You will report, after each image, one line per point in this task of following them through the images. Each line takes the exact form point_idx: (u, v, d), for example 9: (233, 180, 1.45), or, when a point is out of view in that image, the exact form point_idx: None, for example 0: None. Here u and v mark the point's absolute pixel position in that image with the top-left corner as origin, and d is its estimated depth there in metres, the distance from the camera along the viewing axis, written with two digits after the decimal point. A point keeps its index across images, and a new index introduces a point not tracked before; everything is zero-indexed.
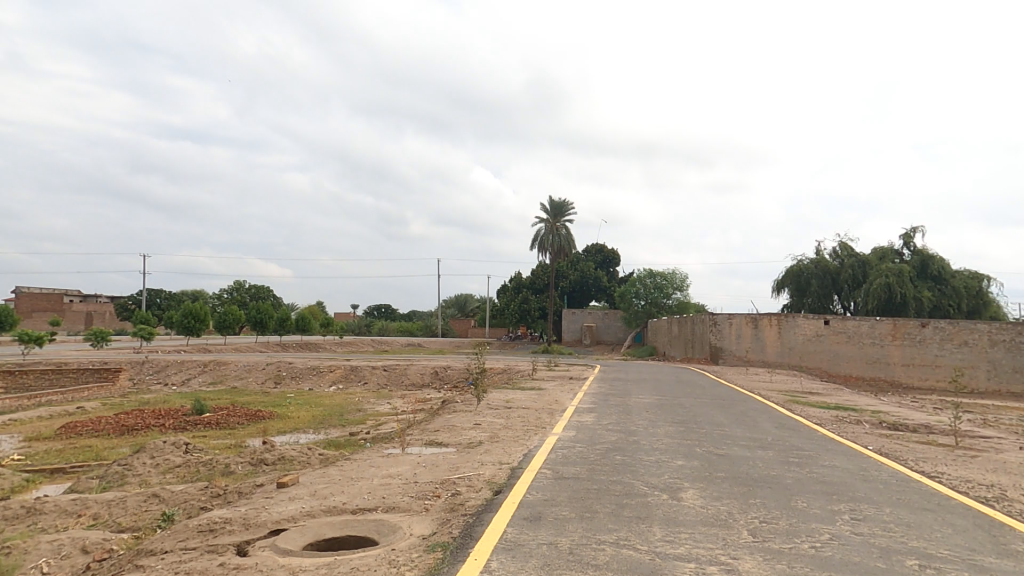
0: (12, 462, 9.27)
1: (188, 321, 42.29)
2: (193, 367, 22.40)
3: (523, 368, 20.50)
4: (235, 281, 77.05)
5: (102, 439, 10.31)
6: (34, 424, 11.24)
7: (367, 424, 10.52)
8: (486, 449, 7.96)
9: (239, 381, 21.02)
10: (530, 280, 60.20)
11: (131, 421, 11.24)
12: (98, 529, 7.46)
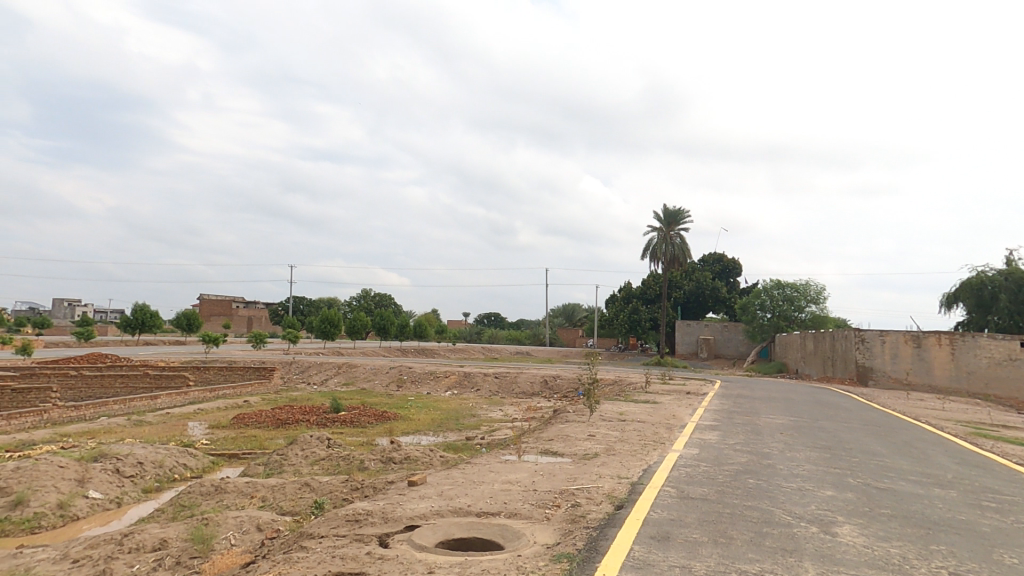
0: (203, 445, 11.26)
1: (325, 326, 47.68)
2: (329, 368, 25.28)
3: (636, 380, 20.03)
4: (363, 289, 85.70)
5: (264, 430, 12.04)
6: (214, 413, 13.50)
7: (481, 429, 11.04)
8: (603, 462, 7.97)
9: (367, 382, 23.23)
10: (641, 290, 58.31)
11: (285, 416, 12.95)
12: (267, 509, 8.77)
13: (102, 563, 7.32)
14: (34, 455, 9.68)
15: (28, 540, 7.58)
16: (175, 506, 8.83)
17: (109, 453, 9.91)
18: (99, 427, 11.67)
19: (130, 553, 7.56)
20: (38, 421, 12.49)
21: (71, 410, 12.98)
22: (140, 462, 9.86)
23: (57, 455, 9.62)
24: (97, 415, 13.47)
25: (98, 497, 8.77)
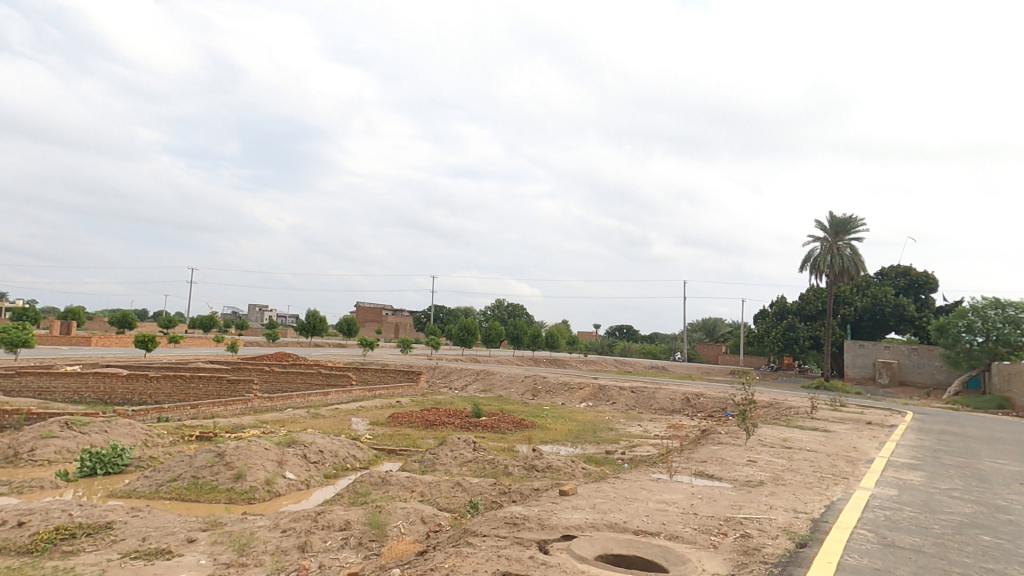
0: (368, 440, 12.93)
1: (463, 333, 50.78)
2: (468, 374, 26.83)
3: (794, 404, 18.29)
4: (498, 299, 90.38)
5: (416, 430, 13.14)
6: (374, 411, 15.10)
7: (621, 444, 10.94)
8: (772, 492, 7.43)
9: (501, 389, 24.38)
10: (799, 305, 53.62)
11: (432, 417, 14.04)
12: (428, 504, 9.62)
13: (304, 536, 8.77)
14: (247, 437, 12.24)
15: (248, 507, 9.80)
16: (352, 493, 10.41)
17: (297, 440, 12.12)
18: (290, 416, 14.00)
19: (324, 530, 8.92)
20: (244, 408, 15.13)
21: (267, 400, 15.48)
22: (321, 451, 12.01)
23: (262, 437, 12.11)
24: (285, 407, 15.89)
25: (293, 477, 10.98)
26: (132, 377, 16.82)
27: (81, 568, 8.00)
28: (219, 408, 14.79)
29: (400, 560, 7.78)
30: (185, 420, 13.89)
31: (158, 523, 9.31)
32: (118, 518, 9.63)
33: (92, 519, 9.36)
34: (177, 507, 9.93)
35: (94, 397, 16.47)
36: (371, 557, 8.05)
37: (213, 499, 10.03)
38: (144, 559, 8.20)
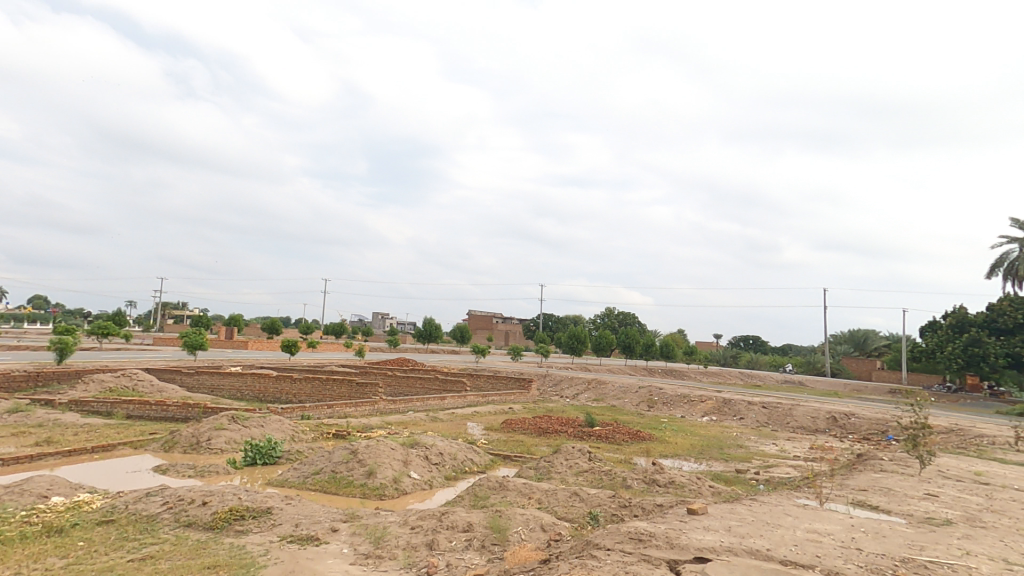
0: (484, 444, 13.36)
1: (573, 342, 50.58)
2: (579, 384, 26.60)
3: (981, 432, 15.31)
4: (608, 307, 89.13)
5: (529, 437, 13.22)
6: (488, 416, 15.59)
7: (753, 464, 10.04)
8: (966, 534, 6.23)
9: (613, 400, 23.77)
10: (982, 317, 45.06)
11: (545, 425, 14.05)
12: (546, 511, 9.57)
13: (431, 534, 9.17)
14: (377, 436, 13.71)
15: (380, 504, 11.02)
16: (473, 495, 10.78)
17: (419, 442, 13.30)
18: (411, 418, 15.08)
19: (449, 530, 9.23)
20: (371, 409, 16.45)
21: (390, 403, 16.67)
22: (442, 452, 12.99)
23: (389, 438, 13.52)
24: (407, 409, 16.97)
25: (417, 477, 12.08)
26: (280, 378, 19.05)
27: (251, 545, 10.34)
28: (350, 409, 16.26)
29: (524, 566, 7.77)
30: (323, 419, 15.49)
31: (305, 512, 11.30)
32: (275, 504, 11.91)
33: (257, 504, 11.82)
34: (320, 498, 11.75)
35: (252, 394, 18.98)
36: (494, 560, 8.15)
37: (350, 493, 11.58)
38: (298, 543, 9.61)
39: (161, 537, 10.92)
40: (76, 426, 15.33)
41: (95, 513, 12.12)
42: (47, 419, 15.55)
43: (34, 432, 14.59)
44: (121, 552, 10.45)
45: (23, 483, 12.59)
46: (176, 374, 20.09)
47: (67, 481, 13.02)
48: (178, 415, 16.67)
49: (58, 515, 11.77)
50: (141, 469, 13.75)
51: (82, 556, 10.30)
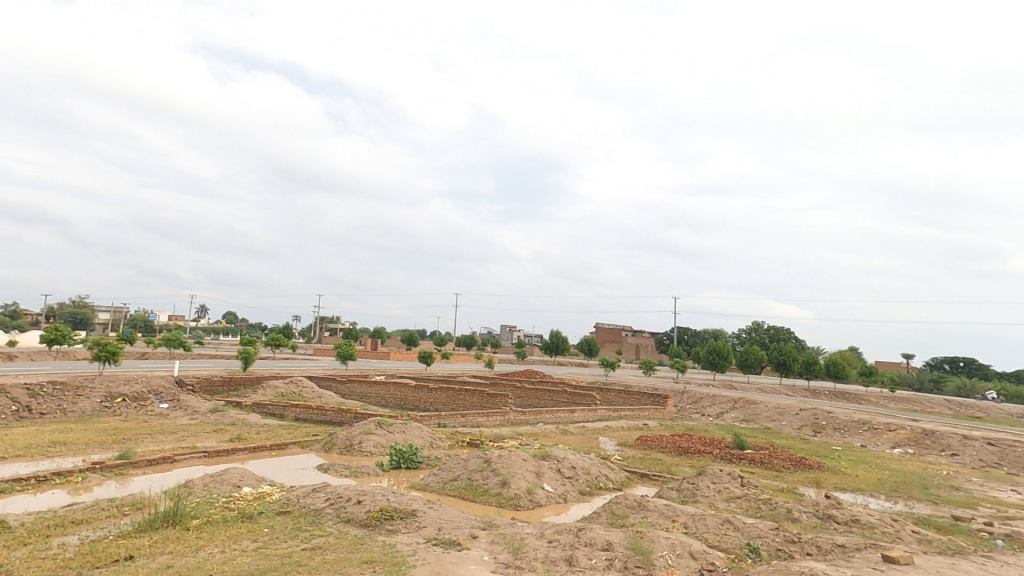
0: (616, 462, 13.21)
1: (713, 357, 48.06)
2: (723, 402, 26.27)
3: None
4: (756, 321, 82.92)
5: (668, 456, 12.90)
6: (621, 432, 15.66)
7: (978, 513, 9.05)
8: None
9: (772, 422, 22.81)
10: None
11: (686, 444, 13.68)
12: (695, 537, 8.95)
13: (569, 549, 9.07)
14: (508, 446, 14.07)
15: (516, 514, 11.24)
16: (610, 513, 10.53)
17: (550, 453, 13.43)
18: (541, 430, 15.36)
19: (587, 547, 9.09)
20: (503, 420, 17.05)
21: (520, 413, 17.15)
22: (574, 466, 12.93)
23: (521, 448, 13.76)
24: (537, 421, 17.30)
25: (551, 490, 12.13)
26: (418, 388, 20.49)
27: (400, 545, 11.22)
28: (483, 418, 16.97)
29: None
30: (459, 428, 16.37)
31: (446, 516, 11.94)
32: (420, 507, 12.81)
33: (403, 505, 12.82)
34: (459, 504, 12.31)
35: (394, 402, 20.61)
36: None
37: (487, 501, 12.01)
38: (442, 546, 10.15)
39: (326, 530, 12.29)
40: (258, 425, 18.08)
41: (275, 504, 14.15)
42: (237, 418, 18.65)
43: (228, 429, 17.57)
44: (297, 540, 11.97)
45: (223, 474, 15.34)
46: (332, 381, 22.70)
47: (253, 474, 15.48)
48: (335, 418, 18.76)
49: (248, 504, 14.06)
50: (308, 467, 15.68)
51: (267, 542, 12.01)
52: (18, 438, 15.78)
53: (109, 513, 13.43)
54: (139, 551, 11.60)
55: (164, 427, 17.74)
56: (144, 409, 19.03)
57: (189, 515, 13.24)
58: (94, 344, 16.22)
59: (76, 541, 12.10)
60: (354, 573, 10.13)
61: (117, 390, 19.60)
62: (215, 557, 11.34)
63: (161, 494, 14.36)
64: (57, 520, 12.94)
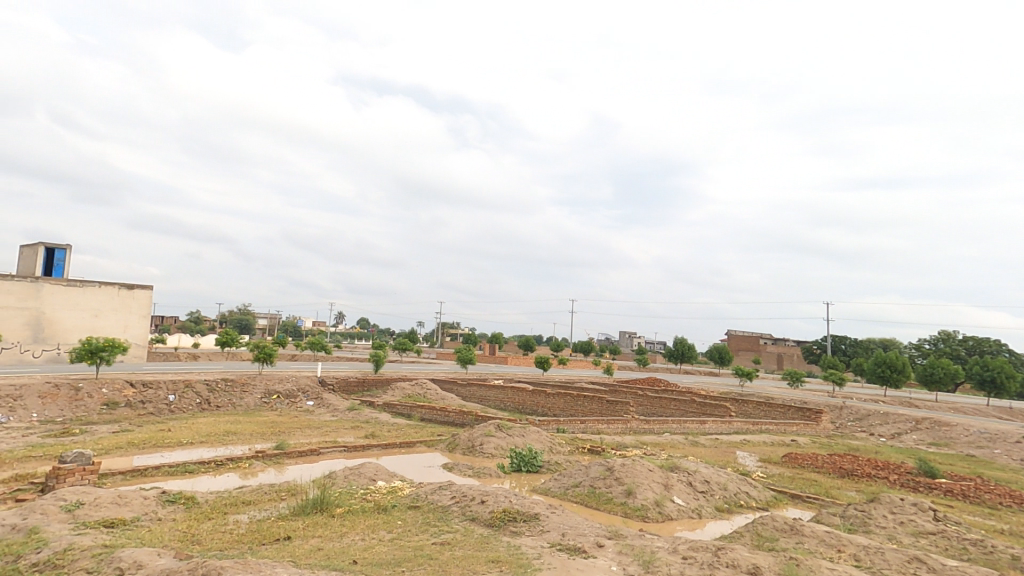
0: (761, 478, 12.79)
1: (880, 369, 43.13)
2: (903, 422, 24.29)
3: None
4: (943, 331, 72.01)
5: (826, 476, 12.65)
6: (763, 447, 15.63)
7: None
8: None
9: (981, 450, 19.81)
10: None
11: (850, 465, 13.34)
12: (869, 572, 7.94)
13: (708, 569, 8.52)
14: (631, 455, 13.74)
15: (643, 526, 10.91)
16: (755, 534, 9.76)
17: (679, 465, 12.91)
18: (667, 442, 15.19)
19: (729, 568, 8.47)
20: (624, 427, 16.95)
21: (643, 422, 16.98)
22: (706, 481, 12.30)
23: (646, 458, 13.38)
24: (663, 431, 17.02)
25: (682, 504, 11.58)
26: (535, 393, 20.81)
27: (524, 547, 11.36)
28: (603, 425, 16.99)
29: None
30: (578, 434, 16.42)
31: (570, 522, 11.92)
32: (542, 511, 12.89)
33: (526, 508, 13.02)
34: (583, 511, 12.22)
35: (512, 406, 21.10)
36: None
37: (611, 510, 11.78)
38: (568, 552, 10.17)
39: (454, 526, 12.87)
40: (389, 424, 19.55)
41: (406, 498, 15.12)
42: (371, 417, 20.35)
43: (364, 427, 19.24)
44: (427, 534, 12.67)
45: (360, 467, 16.78)
46: (453, 385, 24.04)
47: (386, 469, 16.72)
48: (457, 420, 19.70)
49: (383, 496, 15.20)
50: (434, 465, 16.59)
51: (400, 534, 12.86)
52: (201, 426, 18.74)
53: (271, 496, 15.29)
54: (295, 533, 13.06)
55: (311, 422, 19.91)
56: (295, 405, 21.55)
57: (333, 503, 14.64)
58: (256, 347, 18.60)
59: (246, 519, 13.94)
60: (482, 570, 10.45)
61: (273, 387, 22.46)
62: (357, 544, 12.40)
63: (310, 482, 16.04)
64: (231, 499, 15.06)
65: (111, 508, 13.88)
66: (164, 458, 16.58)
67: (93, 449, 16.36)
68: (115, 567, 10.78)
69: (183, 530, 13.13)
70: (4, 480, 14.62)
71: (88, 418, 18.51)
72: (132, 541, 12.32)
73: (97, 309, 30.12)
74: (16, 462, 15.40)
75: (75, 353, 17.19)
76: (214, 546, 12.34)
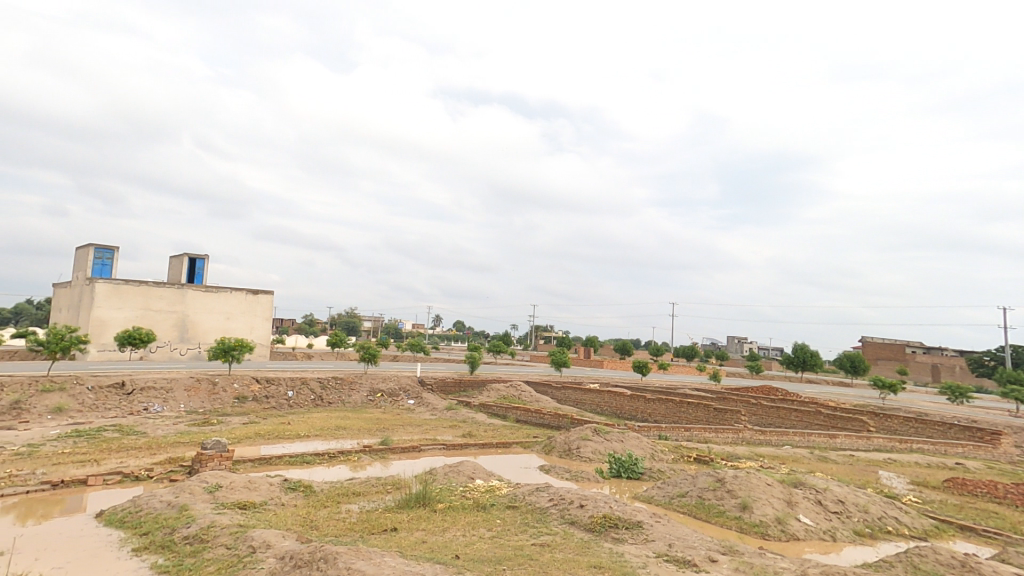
0: (914, 502, 11.97)
1: None
2: None
3: None
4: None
5: (1003, 509, 11.57)
6: (916, 469, 14.58)
7: None
8: None
9: None
10: None
11: None
12: None
13: None
14: (745, 467, 13.06)
15: (764, 544, 10.25)
16: (910, 565, 8.82)
17: (803, 482, 12.11)
18: (786, 455, 14.95)
19: None
20: (734, 437, 16.83)
21: (757, 433, 16.72)
22: (838, 500, 11.42)
23: (761, 471, 12.68)
24: (782, 443, 16.67)
25: (810, 523, 10.79)
26: (634, 398, 20.48)
27: (627, 554, 11.02)
28: (710, 434, 16.80)
29: None
30: (681, 442, 16.18)
31: (677, 533, 11.44)
32: (645, 519, 12.49)
33: (627, 515, 12.70)
34: (691, 522, 11.71)
35: (610, 410, 20.97)
36: None
37: (725, 524, 11.16)
38: (677, 565, 9.91)
39: (553, 529, 12.87)
40: (485, 424, 20.13)
41: (504, 498, 15.37)
42: (468, 417, 21.13)
43: (461, 426, 19.95)
44: (526, 534, 12.77)
45: (459, 465, 17.34)
46: (548, 387, 24.52)
47: (483, 468, 17.14)
48: (552, 422, 19.86)
49: (482, 495, 15.56)
50: (531, 466, 16.77)
51: (499, 532, 13.08)
52: (315, 420, 20.41)
53: (378, 489, 16.21)
54: (401, 525, 13.73)
55: (412, 420, 21.01)
56: (397, 403, 22.87)
57: (435, 499, 15.23)
58: (361, 347, 19.94)
59: (357, 509, 14.86)
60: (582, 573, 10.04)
61: (377, 386, 23.96)
62: (459, 539, 12.79)
63: (413, 478, 16.81)
64: (344, 489, 16.16)
65: (243, 492, 15.45)
66: (285, 449, 18.18)
67: (228, 437, 18.38)
68: (248, 545, 11.96)
69: (303, 516, 14.27)
70: (160, 461, 16.85)
71: (224, 410, 20.94)
72: (261, 522, 13.60)
73: (230, 312, 33.80)
74: (169, 447, 17.70)
75: (212, 350, 19.41)
76: (330, 532, 13.27)
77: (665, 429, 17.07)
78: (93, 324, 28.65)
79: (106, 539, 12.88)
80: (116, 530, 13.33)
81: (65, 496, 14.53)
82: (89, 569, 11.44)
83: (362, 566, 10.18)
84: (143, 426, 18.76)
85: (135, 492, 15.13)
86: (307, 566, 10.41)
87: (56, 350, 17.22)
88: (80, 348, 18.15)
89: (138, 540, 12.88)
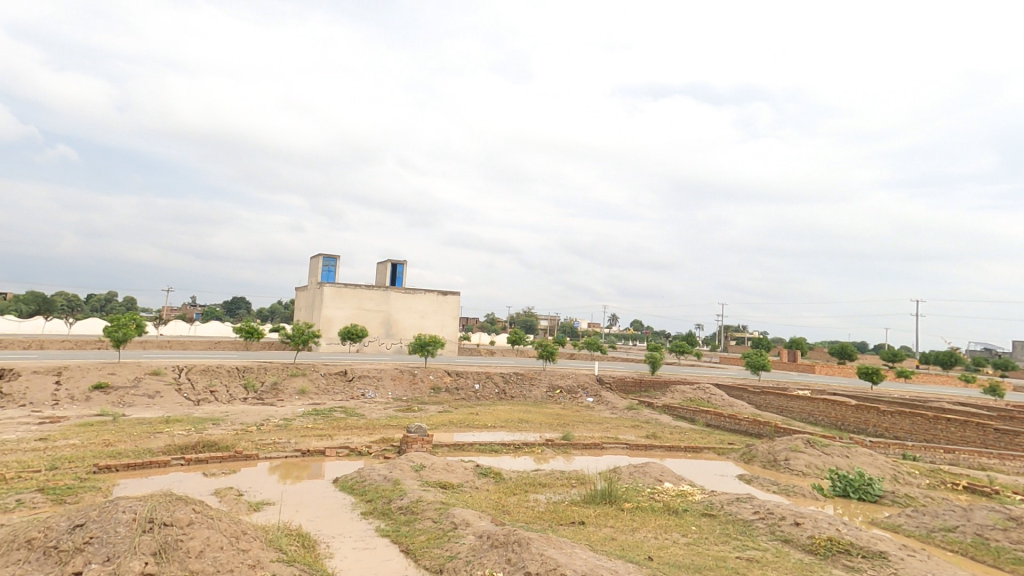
0: None
1: None
2: None
3: None
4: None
5: None
6: None
7: None
8: None
9: None
10: None
11: None
12: None
13: None
14: None
15: None
16: None
17: None
18: None
19: None
20: None
21: None
22: None
23: None
24: None
25: None
26: (862, 410, 18.43)
27: None
28: (987, 460, 14.37)
29: None
30: (942, 467, 14.01)
31: None
32: (891, 551, 10.82)
33: (863, 543, 11.13)
34: (968, 565, 9.89)
35: (827, 421, 19.05)
36: None
37: None
38: None
39: (761, 544, 11.88)
40: (671, 427, 19.74)
41: (698, 505, 14.64)
42: (650, 418, 20.98)
43: (644, 427, 19.78)
44: (728, 546, 12.00)
45: (645, 466, 17.10)
46: (742, 393, 23.36)
47: (672, 471, 16.65)
48: (749, 430, 18.65)
49: (672, 499, 15.05)
50: (727, 474, 15.85)
51: (696, 539, 12.50)
52: (499, 412, 21.91)
53: (563, 482, 16.66)
54: (589, 519, 13.95)
55: (592, 418, 21.46)
56: (576, 400, 23.60)
57: (621, 497, 15.12)
58: (541, 344, 20.56)
59: (545, 499, 15.49)
60: None
61: (556, 382, 24.92)
62: (651, 541, 12.54)
63: (597, 474, 16.99)
64: (530, 479, 16.95)
65: (444, 473, 17.10)
66: (475, 437, 19.75)
67: (428, 423, 20.58)
68: (451, 521, 13.18)
69: (496, 500, 15.29)
70: (376, 440, 19.47)
71: (423, 398, 23.51)
72: (460, 503, 14.88)
73: (424, 311, 37.86)
74: (382, 428, 20.41)
75: (413, 345, 21.93)
76: (521, 518, 14.01)
77: (914, 448, 15.13)
78: (323, 321, 34.34)
79: (341, 502, 15.30)
80: (348, 495, 15.75)
81: (310, 463, 17.60)
82: (333, 526, 13.64)
83: (555, 555, 10.39)
84: (362, 409, 22.00)
85: (358, 464, 17.67)
86: (502, 547, 11.01)
87: (299, 342, 21.00)
88: (316, 340, 21.86)
89: (364, 504, 15.11)
